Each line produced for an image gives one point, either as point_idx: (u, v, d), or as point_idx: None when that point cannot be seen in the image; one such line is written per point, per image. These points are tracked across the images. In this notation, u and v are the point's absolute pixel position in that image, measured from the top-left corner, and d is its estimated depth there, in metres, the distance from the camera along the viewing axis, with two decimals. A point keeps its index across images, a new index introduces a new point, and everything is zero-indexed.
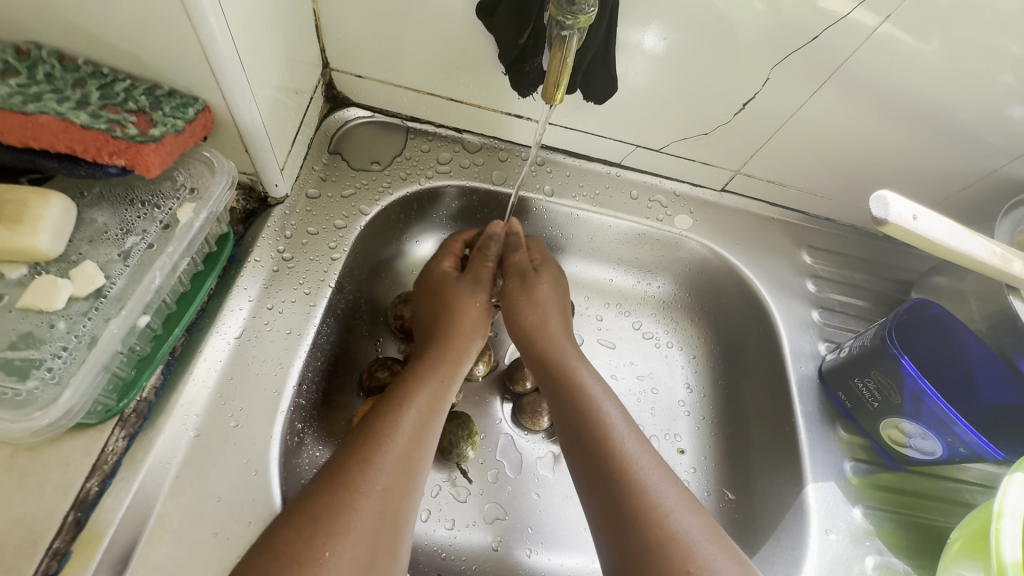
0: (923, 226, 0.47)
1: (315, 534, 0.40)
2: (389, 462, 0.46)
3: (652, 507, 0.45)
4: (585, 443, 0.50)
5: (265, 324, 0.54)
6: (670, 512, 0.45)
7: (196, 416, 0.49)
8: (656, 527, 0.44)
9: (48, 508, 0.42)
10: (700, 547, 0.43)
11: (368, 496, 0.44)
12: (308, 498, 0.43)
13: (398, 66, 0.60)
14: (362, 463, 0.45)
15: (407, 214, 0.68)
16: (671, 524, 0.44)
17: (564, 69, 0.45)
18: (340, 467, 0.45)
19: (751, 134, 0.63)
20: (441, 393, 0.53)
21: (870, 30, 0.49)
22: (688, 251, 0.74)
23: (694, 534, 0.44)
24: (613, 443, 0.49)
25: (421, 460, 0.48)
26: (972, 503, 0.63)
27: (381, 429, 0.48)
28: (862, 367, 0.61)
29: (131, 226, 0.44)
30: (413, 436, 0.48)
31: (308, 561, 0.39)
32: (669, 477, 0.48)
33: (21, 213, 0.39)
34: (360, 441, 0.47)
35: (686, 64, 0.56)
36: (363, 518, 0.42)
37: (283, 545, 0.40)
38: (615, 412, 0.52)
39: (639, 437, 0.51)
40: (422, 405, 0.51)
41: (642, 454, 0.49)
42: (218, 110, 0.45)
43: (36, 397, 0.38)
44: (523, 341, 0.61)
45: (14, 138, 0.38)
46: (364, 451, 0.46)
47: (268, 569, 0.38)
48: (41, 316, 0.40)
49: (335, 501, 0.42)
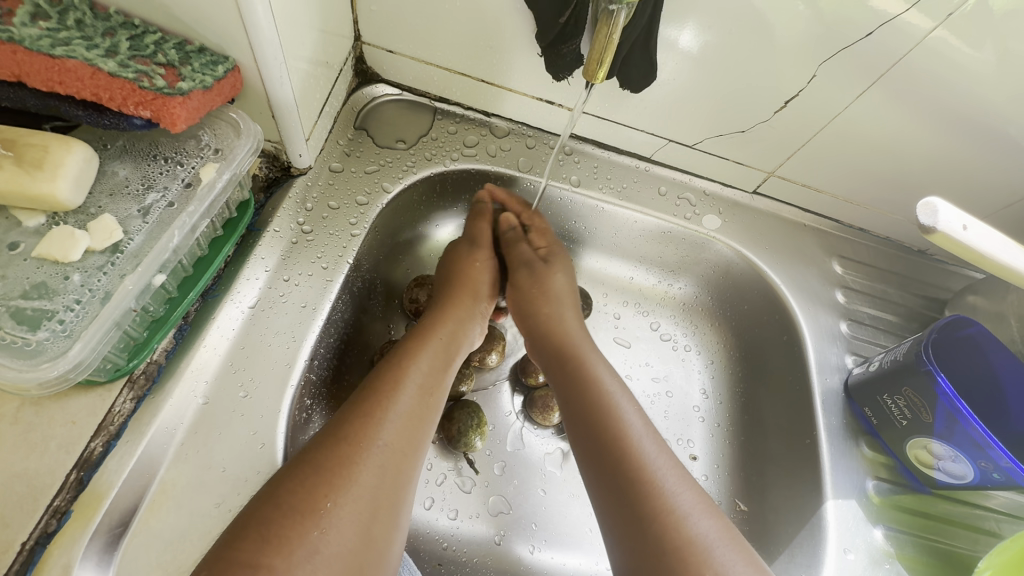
0: (973, 237, 0.43)
1: (320, 487, 0.39)
2: (397, 427, 0.45)
3: (669, 506, 0.43)
4: (598, 429, 0.49)
5: (281, 295, 0.53)
6: (687, 515, 0.43)
7: (205, 383, 0.48)
8: (672, 527, 0.42)
9: (51, 465, 0.42)
10: (719, 552, 0.42)
11: (376, 458, 0.42)
12: (312, 452, 0.41)
13: (431, 42, 0.58)
14: (373, 425, 0.44)
15: (428, 196, 0.67)
16: (688, 526, 0.43)
17: (609, 44, 0.45)
18: (347, 424, 0.43)
19: (790, 136, 0.60)
20: (446, 365, 0.52)
21: (920, 35, 0.47)
22: (714, 253, 0.72)
23: (711, 538, 0.42)
24: (629, 436, 0.48)
25: (426, 427, 0.47)
26: (1000, 533, 0.60)
27: (389, 393, 0.46)
28: (893, 384, 0.59)
29: (152, 182, 0.43)
30: (420, 402, 0.47)
31: (311, 515, 0.38)
32: (686, 479, 0.46)
33: (41, 157, 0.38)
34: (366, 400, 0.45)
35: (728, 60, 0.53)
36: (368, 478, 0.41)
37: (288, 495, 0.38)
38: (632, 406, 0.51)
39: (655, 435, 0.49)
40: (429, 371, 0.50)
41: (660, 454, 0.47)
42: (248, 71, 0.44)
43: (45, 348, 0.37)
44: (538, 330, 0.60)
45: (39, 82, 0.37)
46: (372, 411, 0.45)
47: (272, 518, 0.37)
48: (56, 268, 0.39)
49: (339, 459, 0.41)
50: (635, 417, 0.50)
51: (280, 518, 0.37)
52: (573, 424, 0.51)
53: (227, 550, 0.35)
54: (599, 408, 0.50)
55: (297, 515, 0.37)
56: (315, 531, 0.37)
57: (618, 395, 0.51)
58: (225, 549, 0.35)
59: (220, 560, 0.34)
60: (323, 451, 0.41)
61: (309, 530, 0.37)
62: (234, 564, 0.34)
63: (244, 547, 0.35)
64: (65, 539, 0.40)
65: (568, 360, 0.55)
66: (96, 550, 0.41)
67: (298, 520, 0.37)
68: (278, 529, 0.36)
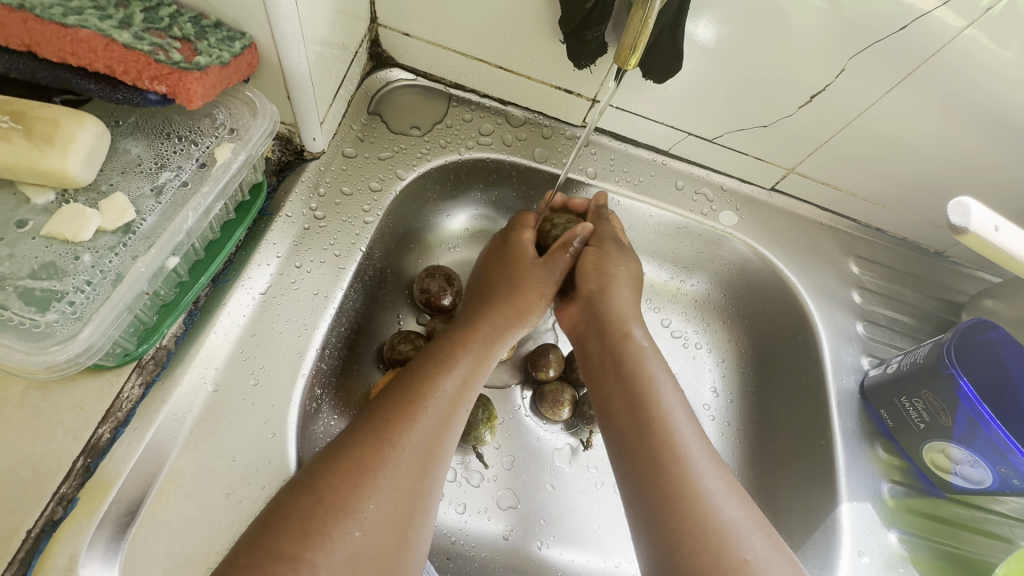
0: (1006, 239, 0.42)
1: (356, 476, 0.38)
2: (432, 416, 0.44)
3: (700, 493, 0.43)
4: (633, 418, 0.48)
5: (292, 282, 0.52)
6: (720, 501, 0.42)
7: (216, 370, 0.47)
8: (705, 515, 0.41)
9: (57, 451, 0.41)
10: (752, 540, 0.41)
11: (411, 447, 0.41)
12: (346, 444, 0.40)
13: (449, 26, 0.56)
14: (408, 414, 0.43)
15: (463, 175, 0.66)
16: (721, 513, 0.42)
17: (644, 29, 0.43)
18: (382, 416, 0.42)
19: (813, 133, 0.59)
20: (485, 353, 0.52)
21: (953, 33, 0.46)
22: (730, 250, 0.71)
23: (745, 526, 0.41)
24: (665, 423, 0.47)
25: (461, 416, 0.47)
26: (1014, 539, 0.59)
27: (423, 380, 0.46)
28: (912, 386, 0.58)
29: (166, 161, 0.42)
30: (455, 393, 0.46)
31: (350, 507, 0.37)
32: (717, 465, 0.45)
33: (52, 132, 0.36)
34: (401, 390, 0.45)
35: (754, 54, 0.52)
36: (405, 470, 0.40)
37: (324, 488, 0.38)
38: (669, 390, 0.50)
39: (692, 421, 0.48)
40: (466, 357, 0.49)
41: (695, 440, 0.46)
42: (264, 48, 0.42)
43: (53, 331, 0.36)
44: (587, 319, 0.58)
45: (50, 53, 0.35)
46: (407, 400, 0.44)
47: (311, 512, 0.36)
48: (65, 247, 0.38)
49: (374, 445, 0.40)
50: (672, 403, 0.48)
51: (318, 511, 0.36)
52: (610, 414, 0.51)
53: (261, 539, 0.34)
54: (632, 396, 0.49)
55: (333, 509, 0.37)
56: (354, 529, 0.37)
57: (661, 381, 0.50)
58: (259, 539, 0.35)
59: (256, 552, 0.34)
60: (358, 441, 0.41)
61: (348, 525, 0.36)
62: (266, 555, 0.33)
63: (279, 539, 0.34)
64: (71, 528, 0.39)
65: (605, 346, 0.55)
66: (101, 540, 0.40)
67: (335, 514, 0.37)
68: (317, 522, 0.36)
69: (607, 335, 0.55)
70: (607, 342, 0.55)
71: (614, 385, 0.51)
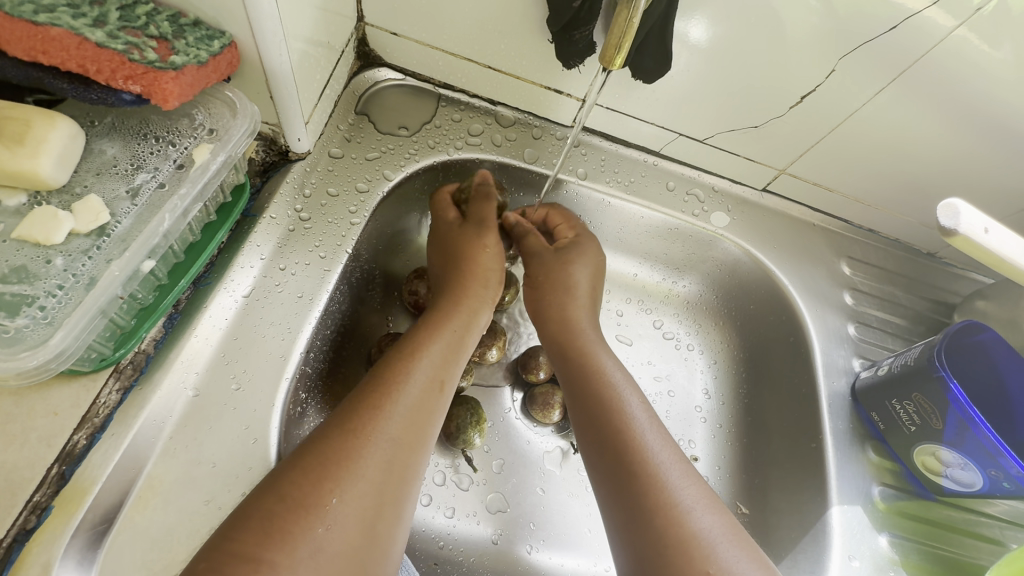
0: (995, 241, 0.41)
1: (322, 478, 0.37)
2: (403, 415, 0.43)
3: (669, 502, 0.42)
4: (602, 426, 0.48)
5: (276, 285, 0.51)
6: (689, 510, 0.42)
7: (196, 375, 0.46)
8: (672, 525, 0.41)
9: (31, 457, 0.40)
10: (720, 550, 0.40)
11: (382, 447, 0.40)
12: (313, 444, 0.39)
13: (436, 26, 0.56)
14: (375, 414, 0.42)
15: (415, 191, 0.63)
16: (689, 524, 0.41)
17: (629, 29, 0.43)
18: (346, 416, 0.41)
19: (804, 133, 0.58)
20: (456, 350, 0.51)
21: (944, 33, 0.45)
22: (722, 252, 0.70)
23: (713, 536, 0.41)
24: (634, 432, 0.46)
25: (435, 415, 0.45)
26: (1005, 541, 0.59)
27: (391, 377, 0.44)
28: (903, 389, 0.58)
29: (142, 162, 0.41)
30: (428, 391, 0.45)
31: (313, 507, 0.36)
32: (687, 473, 0.45)
33: (22, 132, 0.36)
34: (369, 389, 0.44)
35: (743, 54, 0.51)
36: (375, 470, 0.39)
37: (289, 488, 0.36)
38: (638, 401, 0.49)
39: (661, 431, 0.47)
40: (439, 356, 0.48)
41: (664, 449, 0.46)
42: (245, 48, 0.41)
43: (24, 336, 0.35)
44: (546, 326, 0.58)
45: (20, 51, 0.34)
46: (380, 399, 0.43)
47: (273, 511, 0.35)
48: (38, 250, 0.37)
49: (339, 444, 0.39)
50: (638, 413, 0.48)
51: (281, 511, 0.35)
52: (580, 422, 0.50)
53: (226, 543, 0.33)
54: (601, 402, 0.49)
55: (297, 509, 0.35)
56: (317, 526, 0.35)
57: (626, 391, 0.50)
58: (219, 543, 0.33)
59: (217, 556, 0.32)
60: (327, 440, 0.40)
61: (312, 525, 0.35)
62: (230, 557, 0.32)
63: (241, 542, 0.33)
64: (45, 536, 0.38)
65: (573, 354, 0.54)
66: (77, 549, 0.39)
67: (298, 514, 0.35)
68: (279, 523, 0.35)
69: (573, 344, 0.55)
70: (575, 349, 0.55)
71: (583, 390, 0.51)
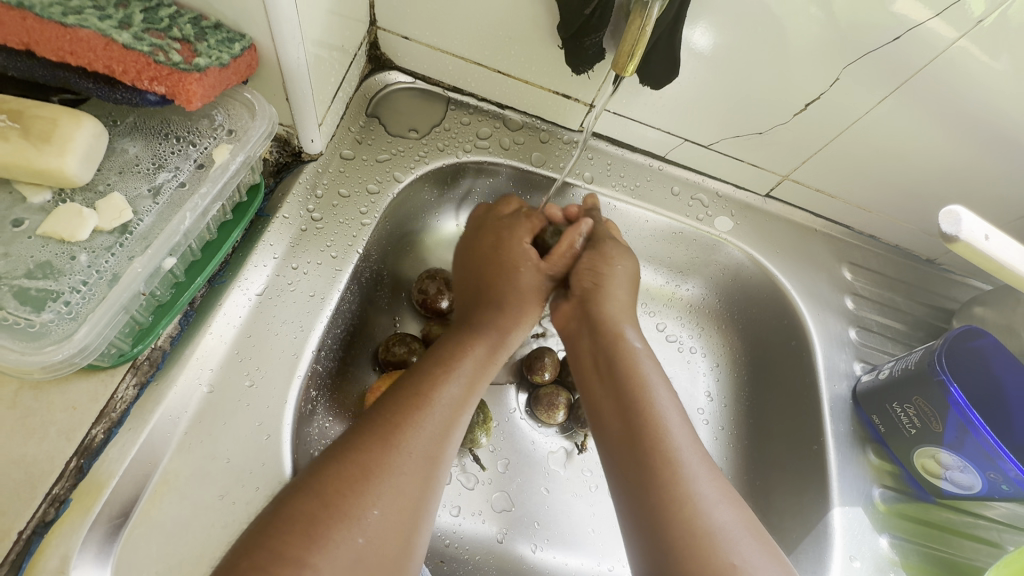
0: (995, 247, 0.42)
1: (358, 485, 0.38)
2: (436, 423, 0.44)
3: (691, 496, 0.43)
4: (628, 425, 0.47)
5: (288, 284, 0.52)
6: (711, 504, 0.42)
7: (211, 371, 0.47)
8: (695, 518, 0.41)
9: (50, 451, 0.41)
10: (741, 545, 0.41)
11: (414, 452, 0.41)
12: (349, 449, 0.40)
13: (448, 31, 0.57)
14: (409, 420, 0.42)
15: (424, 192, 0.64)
16: (712, 517, 0.42)
17: (642, 37, 0.44)
18: (379, 421, 0.42)
19: (808, 140, 0.59)
20: (489, 357, 0.52)
21: (946, 44, 0.47)
22: (725, 256, 0.71)
23: (735, 530, 0.42)
24: (656, 424, 0.47)
25: (462, 423, 0.46)
26: (1001, 543, 0.60)
27: (424, 385, 0.45)
28: (903, 393, 0.58)
29: (164, 162, 0.42)
30: (458, 403, 0.46)
31: (353, 515, 0.37)
32: (708, 467, 0.45)
33: (50, 131, 0.36)
34: (404, 396, 0.44)
35: (749, 62, 0.53)
36: (407, 474, 0.40)
37: (328, 494, 0.38)
38: (665, 398, 0.49)
39: (685, 425, 0.48)
40: (471, 368, 0.49)
41: (687, 443, 0.46)
42: (264, 50, 0.42)
43: (48, 331, 0.36)
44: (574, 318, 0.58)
45: (49, 52, 0.35)
46: (412, 406, 0.43)
47: (315, 516, 0.36)
48: (61, 247, 0.38)
49: (372, 449, 0.40)
50: (665, 404, 0.48)
51: (323, 517, 0.36)
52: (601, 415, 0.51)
53: (269, 542, 0.35)
54: (626, 396, 0.49)
55: (337, 516, 0.37)
56: (357, 534, 0.37)
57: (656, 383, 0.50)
58: (262, 542, 0.35)
59: (261, 553, 0.34)
60: (360, 444, 0.40)
61: (351, 534, 0.36)
62: None
63: (286, 544, 0.35)
64: (63, 529, 0.39)
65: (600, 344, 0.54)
66: (94, 542, 0.40)
67: (340, 521, 0.37)
68: (321, 528, 0.36)
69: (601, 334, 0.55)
70: (603, 342, 0.54)
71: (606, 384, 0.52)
